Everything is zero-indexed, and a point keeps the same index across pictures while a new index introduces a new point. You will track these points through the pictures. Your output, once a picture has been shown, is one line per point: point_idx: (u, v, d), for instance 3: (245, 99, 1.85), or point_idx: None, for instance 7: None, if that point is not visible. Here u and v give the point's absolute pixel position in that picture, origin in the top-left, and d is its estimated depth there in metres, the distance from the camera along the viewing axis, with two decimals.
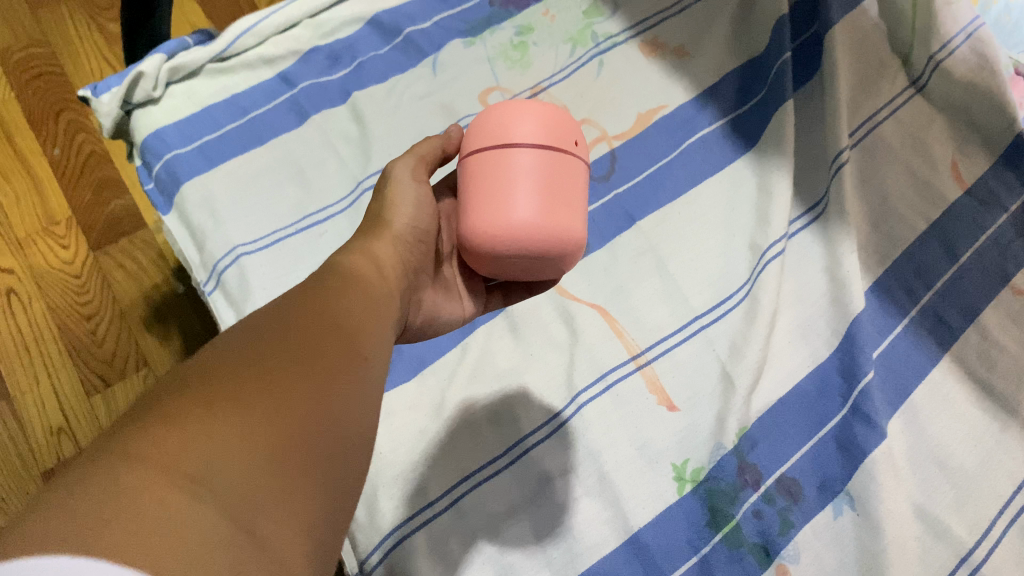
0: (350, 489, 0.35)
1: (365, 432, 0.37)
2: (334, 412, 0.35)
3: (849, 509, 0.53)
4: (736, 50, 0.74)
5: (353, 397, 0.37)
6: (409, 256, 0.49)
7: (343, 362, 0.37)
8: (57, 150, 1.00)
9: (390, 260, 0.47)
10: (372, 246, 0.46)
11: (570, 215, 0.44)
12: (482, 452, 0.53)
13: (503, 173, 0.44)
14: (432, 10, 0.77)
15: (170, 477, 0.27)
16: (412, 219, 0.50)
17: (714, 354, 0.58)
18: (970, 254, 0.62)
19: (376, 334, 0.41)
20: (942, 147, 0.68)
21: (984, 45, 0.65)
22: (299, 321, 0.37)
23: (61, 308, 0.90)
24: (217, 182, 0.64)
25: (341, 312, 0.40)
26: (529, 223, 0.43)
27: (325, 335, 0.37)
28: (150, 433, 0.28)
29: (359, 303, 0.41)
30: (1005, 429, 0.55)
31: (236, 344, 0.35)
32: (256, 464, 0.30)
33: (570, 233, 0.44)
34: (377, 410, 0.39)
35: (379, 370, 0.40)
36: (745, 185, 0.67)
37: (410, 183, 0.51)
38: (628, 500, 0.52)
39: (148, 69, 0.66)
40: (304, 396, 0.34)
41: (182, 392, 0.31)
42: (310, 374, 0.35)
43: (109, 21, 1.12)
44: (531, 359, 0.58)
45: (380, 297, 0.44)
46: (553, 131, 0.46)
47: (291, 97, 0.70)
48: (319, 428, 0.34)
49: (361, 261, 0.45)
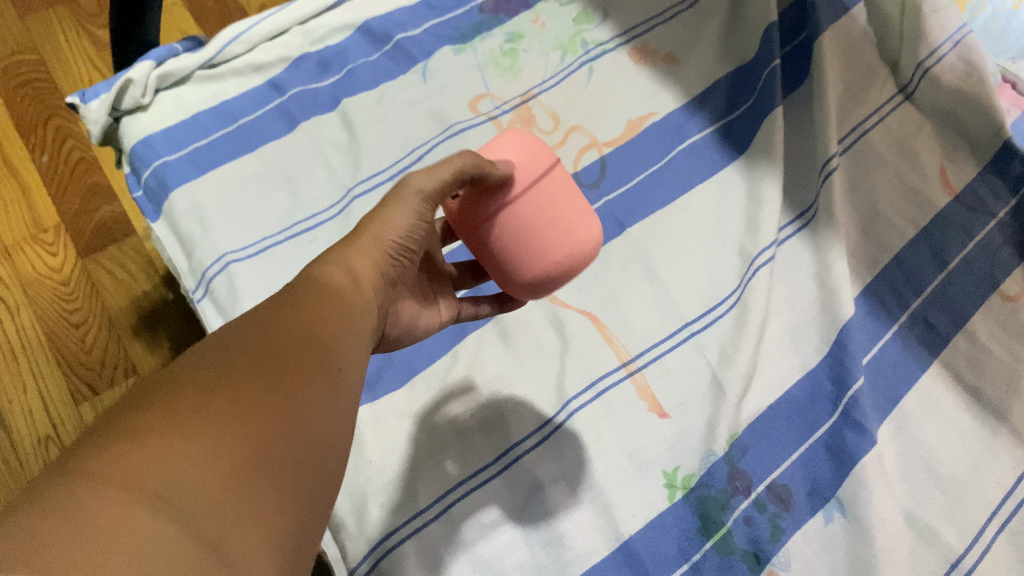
0: (316, 502, 0.35)
1: (333, 447, 0.37)
2: (302, 427, 0.35)
3: (839, 515, 0.53)
4: (725, 57, 0.75)
5: (323, 409, 0.37)
6: (388, 270, 0.47)
7: (314, 375, 0.37)
8: (46, 157, 1.00)
9: (368, 271, 0.44)
10: (349, 257, 0.44)
11: (584, 220, 0.47)
12: (471, 460, 0.53)
13: (537, 209, 0.45)
14: (422, 17, 0.77)
15: (132, 495, 0.27)
16: (402, 236, 0.47)
17: (704, 361, 0.58)
18: (959, 260, 0.62)
19: (352, 342, 0.41)
20: (930, 154, 0.68)
21: (970, 53, 0.67)
22: (270, 333, 0.37)
23: (50, 315, 0.89)
24: (205, 189, 0.64)
25: (315, 320, 0.39)
26: (562, 253, 0.46)
27: (296, 347, 0.37)
28: (113, 448, 0.28)
29: (338, 317, 0.40)
30: (994, 435, 0.56)
31: (205, 357, 0.34)
32: (221, 478, 0.30)
33: (592, 237, 0.47)
34: (348, 423, 0.39)
35: (352, 384, 0.40)
36: (734, 191, 0.67)
37: (412, 205, 0.47)
38: (618, 508, 0.52)
39: (136, 76, 0.65)
40: (271, 411, 0.33)
41: (147, 405, 0.30)
42: (279, 387, 0.35)
43: (97, 27, 1.11)
44: (521, 367, 0.58)
45: (358, 312, 0.42)
46: (534, 147, 0.47)
47: (280, 103, 0.70)
48: (286, 442, 0.34)
49: (337, 274, 0.43)
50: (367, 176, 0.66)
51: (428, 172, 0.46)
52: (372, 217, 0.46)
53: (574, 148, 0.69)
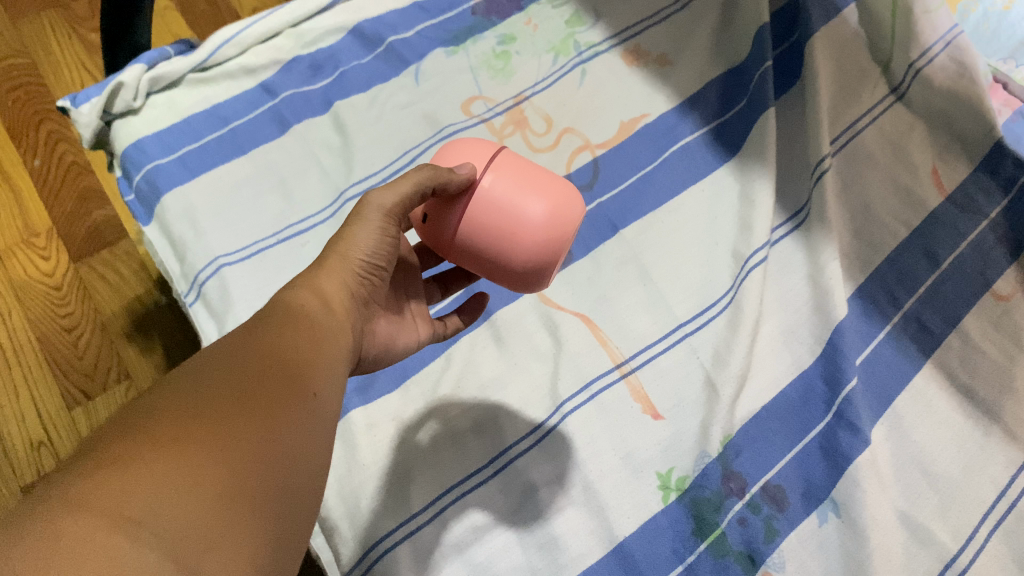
0: (295, 524, 0.35)
1: (312, 471, 0.37)
2: (281, 451, 0.35)
3: (833, 516, 0.53)
4: (718, 58, 0.75)
5: (302, 433, 0.37)
6: (360, 288, 0.47)
7: (292, 399, 0.37)
8: (38, 161, 0.99)
9: (339, 296, 0.44)
10: (321, 281, 0.44)
11: (559, 188, 0.48)
12: (466, 463, 0.53)
13: (499, 196, 0.47)
14: (414, 19, 0.77)
15: (111, 521, 0.27)
16: (369, 254, 0.47)
17: (697, 363, 0.58)
18: (952, 260, 0.62)
19: (327, 369, 0.41)
20: (922, 155, 0.68)
21: (962, 53, 0.67)
22: (248, 359, 0.37)
23: (41, 320, 0.89)
24: (198, 192, 0.64)
25: (292, 347, 0.39)
26: (551, 217, 0.46)
27: (272, 372, 0.37)
28: (93, 475, 0.28)
29: (310, 341, 0.40)
30: (987, 435, 0.56)
31: (182, 382, 0.34)
32: (204, 501, 0.30)
33: (574, 203, 0.48)
34: (327, 446, 0.39)
35: (328, 407, 0.40)
36: (726, 193, 0.67)
37: (375, 221, 0.47)
38: (612, 509, 0.52)
39: (128, 79, 0.65)
40: (251, 436, 0.34)
41: (125, 431, 0.30)
42: (257, 413, 0.35)
43: (90, 30, 1.11)
44: (514, 369, 0.58)
45: (331, 336, 0.42)
46: (472, 152, 0.49)
47: (272, 106, 0.70)
48: (266, 466, 0.34)
49: (308, 299, 0.43)
50: (362, 177, 0.66)
51: (389, 190, 0.46)
52: (340, 237, 0.47)
53: (567, 150, 0.69)
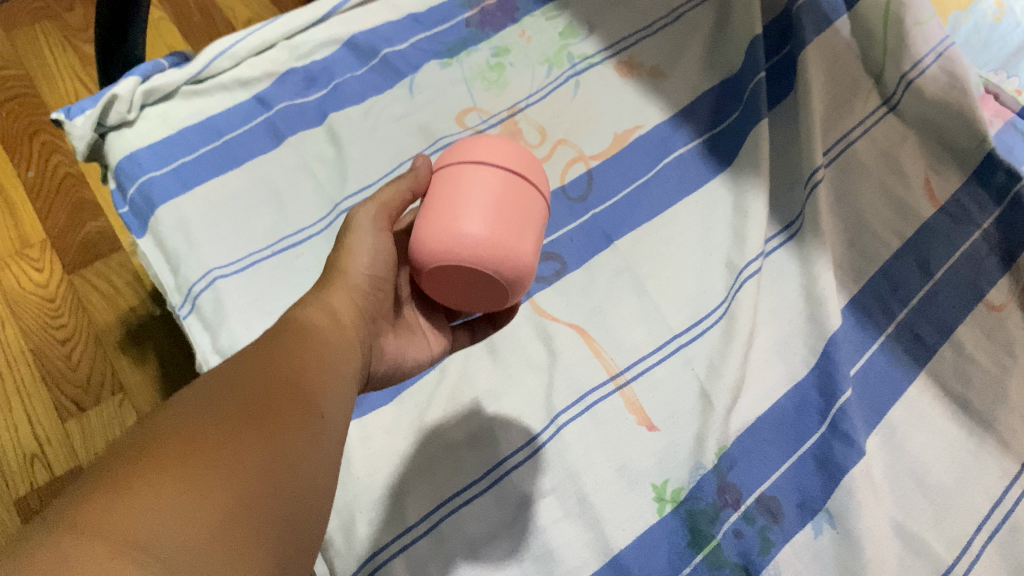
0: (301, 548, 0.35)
1: (320, 493, 0.37)
2: (290, 474, 0.35)
3: (829, 526, 0.53)
4: (712, 70, 0.75)
5: (310, 456, 0.37)
6: (367, 304, 0.47)
7: (301, 420, 0.37)
8: (32, 173, 0.99)
9: (348, 313, 0.45)
10: (328, 297, 0.44)
11: (463, 216, 0.43)
12: (461, 475, 0.53)
13: (446, 196, 0.44)
14: (409, 31, 0.77)
15: (115, 547, 0.27)
16: (370, 266, 0.47)
17: (692, 374, 0.58)
18: (944, 270, 0.63)
19: (335, 389, 0.41)
20: (915, 165, 0.69)
21: (953, 64, 0.68)
22: (257, 378, 0.37)
23: (35, 331, 0.89)
24: (192, 205, 0.64)
25: (300, 367, 0.39)
26: (431, 240, 0.43)
27: (279, 395, 0.37)
28: (99, 501, 0.28)
29: (316, 359, 0.40)
30: (981, 445, 0.56)
31: (193, 403, 0.35)
32: (210, 527, 0.30)
33: (463, 235, 0.42)
34: (335, 468, 0.39)
35: (339, 427, 0.40)
36: (719, 204, 0.67)
37: (369, 233, 0.48)
38: (608, 522, 0.52)
39: (123, 92, 0.65)
40: (257, 460, 0.33)
41: (133, 456, 0.31)
42: (264, 435, 0.35)
43: (84, 42, 1.11)
44: (509, 381, 0.58)
45: (339, 351, 0.42)
46: (460, 153, 0.47)
47: (267, 119, 0.70)
48: (271, 490, 0.34)
49: (317, 316, 0.43)
50: (356, 189, 0.66)
51: (372, 202, 0.49)
52: (339, 255, 0.47)
53: (561, 162, 0.69)
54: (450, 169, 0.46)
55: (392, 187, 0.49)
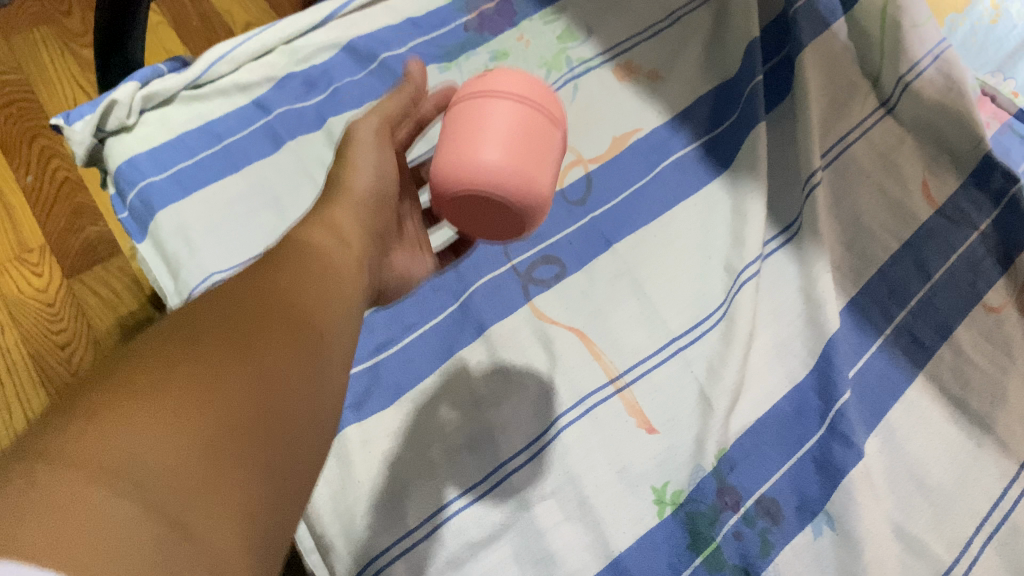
0: (298, 473, 0.35)
1: (310, 425, 0.36)
2: (276, 405, 0.34)
3: (828, 529, 0.53)
4: (710, 73, 0.75)
5: (298, 386, 0.36)
6: (373, 217, 0.50)
7: (287, 352, 0.36)
8: (31, 177, 0.99)
9: (354, 234, 0.47)
10: (332, 215, 0.47)
11: (480, 144, 0.43)
12: (462, 479, 0.53)
13: (464, 117, 0.45)
14: (407, 35, 0.77)
15: (94, 470, 0.26)
16: (375, 176, 0.50)
17: (692, 377, 0.59)
18: (942, 272, 0.63)
19: (325, 322, 0.40)
20: (913, 167, 0.69)
21: (950, 66, 0.68)
22: (239, 311, 0.36)
23: (34, 335, 0.89)
24: (192, 209, 0.64)
25: (285, 302, 0.39)
26: (450, 162, 0.43)
27: (274, 315, 0.38)
28: (76, 424, 0.27)
29: (316, 273, 0.42)
30: (980, 446, 0.56)
31: (174, 332, 0.34)
32: (192, 450, 0.29)
33: (480, 159, 0.43)
34: (326, 402, 0.38)
35: (328, 362, 0.39)
36: (718, 206, 0.67)
37: (371, 146, 0.51)
38: (608, 524, 0.52)
39: (122, 97, 0.65)
40: (242, 387, 0.33)
41: (113, 379, 0.30)
42: (249, 364, 0.34)
43: (83, 46, 1.11)
44: (509, 384, 0.58)
45: (343, 270, 0.44)
46: (475, 85, 0.47)
47: (266, 123, 0.70)
48: (257, 418, 0.33)
49: (321, 236, 0.45)
50: None
51: (373, 117, 0.52)
52: (343, 169, 0.50)
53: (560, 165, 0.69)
54: (464, 100, 0.46)
55: (383, 128, 0.52)
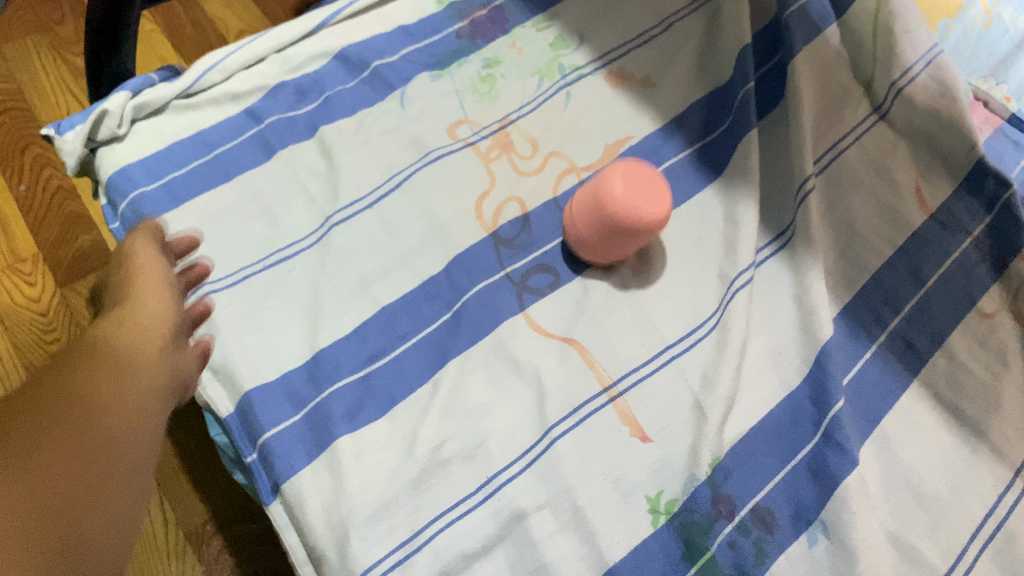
0: (99, 558, 0.36)
1: (110, 516, 0.38)
2: (62, 500, 0.35)
3: (823, 537, 0.53)
4: (702, 80, 0.75)
5: (92, 475, 0.37)
6: (164, 340, 0.48)
7: (77, 444, 0.37)
8: (23, 186, 0.99)
9: (156, 337, 0.47)
10: (129, 316, 0.47)
11: (613, 183, 0.58)
12: (456, 490, 0.53)
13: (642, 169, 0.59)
14: (399, 43, 0.77)
15: None
16: (163, 309, 0.49)
17: (686, 385, 0.58)
18: (936, 278, 0.63)
19: (132, 443, 0.41)
20: (905, 173, 0.69)
21: (943, 73, 0.70)
22: (39, 401, 0.38)
23: (27, 346, 0.89)
24: (184, 221, 0.64)
25: (88, 393, 0.40)
26: (602, 208, 0.58)
27: (58, 411, 0.38)
28: None
29: (115, 368, 0.42)
30: (974, 453, 0.56)
31: None
32: None
33: (616, 192, 0.58)
34: (128, 485, 0.39)
35: (129, 452, 0.40)
36: (711, 214, 0.67)
37: (150, 246, 0.54)
38: (603, 535, 0.52)
39: (113, 107, 0.65)
40: (22, 484, 0.34)
41: None
42: (27, 459, 0.35)
43: (75, 54, 1.11)
44: (502, 394, 0.58)
45: (134, 358, 0.44)
46: None
47: (258, 132, 0.70)
48: (42, 516, 0.34)
49: (113, 333, 0.45)
50: (347, 203, 0.66)
51: (141, 240, 0.53)
52: (135, 295, 0.49)
53: (554, 174, 0.69)
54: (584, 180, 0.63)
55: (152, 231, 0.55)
